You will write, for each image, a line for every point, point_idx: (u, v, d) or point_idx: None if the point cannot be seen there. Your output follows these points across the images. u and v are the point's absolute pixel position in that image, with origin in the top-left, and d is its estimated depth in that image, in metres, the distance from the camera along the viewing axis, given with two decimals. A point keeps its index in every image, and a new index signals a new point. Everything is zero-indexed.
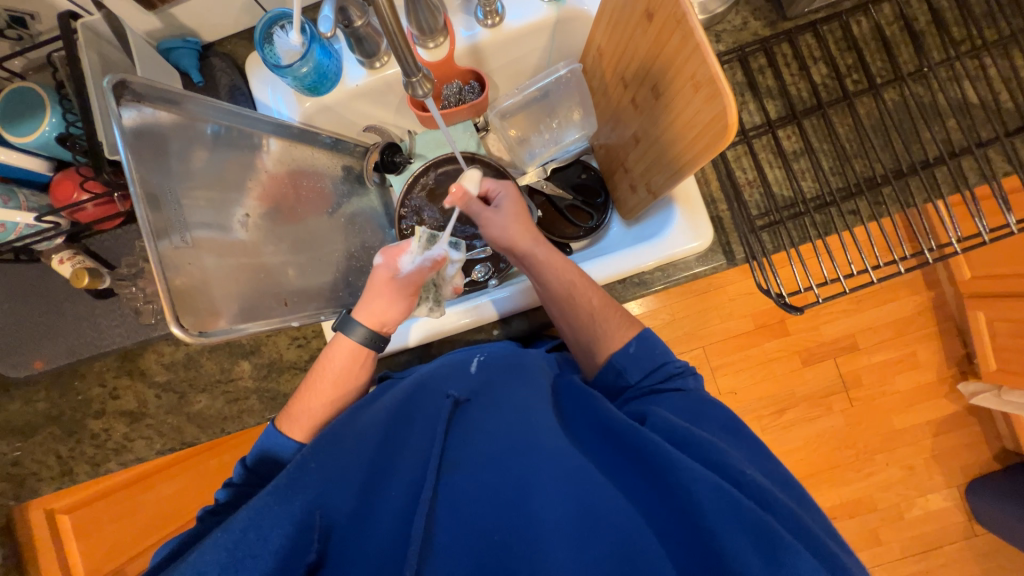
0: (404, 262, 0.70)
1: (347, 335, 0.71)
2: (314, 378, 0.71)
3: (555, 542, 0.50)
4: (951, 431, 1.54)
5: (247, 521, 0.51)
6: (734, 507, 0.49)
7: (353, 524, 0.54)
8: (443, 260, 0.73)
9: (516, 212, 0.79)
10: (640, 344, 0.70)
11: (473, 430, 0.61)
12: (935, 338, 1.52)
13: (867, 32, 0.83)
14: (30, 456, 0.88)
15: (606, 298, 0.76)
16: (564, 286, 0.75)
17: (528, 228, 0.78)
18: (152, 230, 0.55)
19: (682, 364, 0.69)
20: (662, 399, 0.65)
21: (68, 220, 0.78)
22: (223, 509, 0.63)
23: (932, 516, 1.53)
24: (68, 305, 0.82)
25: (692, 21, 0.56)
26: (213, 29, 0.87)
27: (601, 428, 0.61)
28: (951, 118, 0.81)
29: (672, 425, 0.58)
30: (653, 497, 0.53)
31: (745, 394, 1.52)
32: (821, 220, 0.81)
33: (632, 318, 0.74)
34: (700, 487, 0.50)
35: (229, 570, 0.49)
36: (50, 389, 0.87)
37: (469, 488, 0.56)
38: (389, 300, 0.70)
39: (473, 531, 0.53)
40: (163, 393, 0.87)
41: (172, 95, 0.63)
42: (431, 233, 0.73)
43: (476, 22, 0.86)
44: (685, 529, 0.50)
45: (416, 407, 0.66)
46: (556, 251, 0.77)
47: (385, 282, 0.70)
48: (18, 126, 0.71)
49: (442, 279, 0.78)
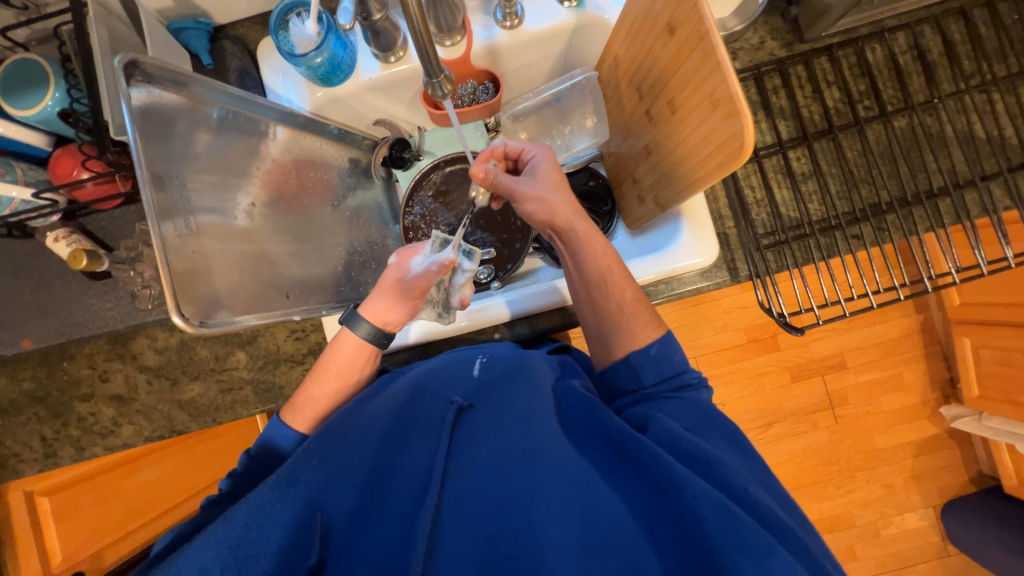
0: (414, 264, 0.68)
1: (351, 331, 0.69)
2: (317, 369, 0.70)
3: (559, 553, 0.50)
4: (932, 452, 1.57)
5: (248, 515, 0.51)
6: (734, 524, 0.49)
7: (355, 523, 0.55)
8: (452, 264, 0.69)
9: (556, 181, 0.74)
10: (662, 345, 0.69)
11: (476, 434, 0.62)
12: (922, 361, 1.55)
13: (881, 60, 0.84)
14: (12, 437, 0.85)
15: (638, 294, 0.74)
16: (600, 271, 0.72)
17: (570, 201, 0.73)
18: (155, 211, 0.54)
19: (699, 376, 0.70)
20: (666, 406, 0.66)
21: (66, 197, 0.76)
22: (223, 500, 0.63)
23: (908, 535, 1.56)
24: (61, 283, 0.81)
25: (715, 39, 0.56)
26: (226, 12, 0.85)
27: (603, 437, 0.61)
28: (957, 149, 0.82)
29: (677, 438, 0.58)
30: (657, 509, 0.54)
31: (735, 406, 1.54)
32: (825, 242, 0.82)
33: (659, 319, 0.72)
34: (702, 503, 0.50)
35: (228, 571, 0.48)
36: (37, 368, 0.85)
37: (472, 493, 0.57)
38: (393, 303, 0.68)
39: (477, 536, 0.54)
40: (154, 378, 0.85)
41: (181, 76, 0.61)
42: (444, 238, 0.74)
43: (495, 23, 0.85)
44: (685, 544, 0.51)
45: (417, 410, 0.66)
46: (597, 232, 0.74)
47: (391, 283, 0.68)
48: (20, 98, 0.69)
49: (450, 288, 0.74)
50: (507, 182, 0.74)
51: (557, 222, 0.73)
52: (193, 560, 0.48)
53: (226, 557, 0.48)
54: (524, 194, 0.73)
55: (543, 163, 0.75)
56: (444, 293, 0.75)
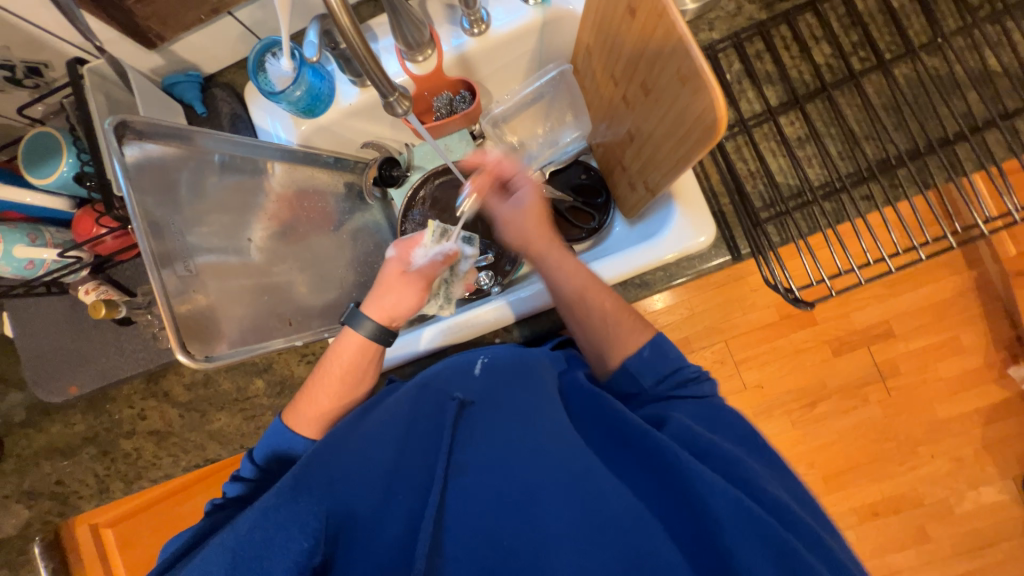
0: (416, 256, 0.75)
1: (354, 330, 0.71)
2: (319, 370, 0.72)
3: (563, 543, 0.51)
4: (1005, 419, 1.43)
5: (258, 517, 0.52)
6: (750, 519, 0.50)
7: (361, 522, 0.54)
8: (453, 256, 0.77)
9: (537, 213, 0.80)
10: (654, 347, 0.70)
11: (478, 432, 0.60)
12: (980, 321, 1.42)
13: (873, 6, 0.79)
14: (70, 476, 0.93)
15: (618, 302, 0.75)
16: (574, 290, 0.74)
17: (546, 233, 0.80)
18: (155, 258, 0.58)
19: (699, 369, 0.69)
20: (676, 405, 0.66)
21: (91, 252, 0.82)
22: (231, 504, 0.66)
23: (986, 511, 1.43)
24: (98, 331, 0.88)
25: (673, 15, 0.55)
26: (213, 61, 0.90)
27: (610, 429, 0.63)
28: (972, 91, 0.76)
29: (693, 434, 0.59)
30: (663, 499, 0.55)
31: (773, 387, 1.46)
32: (831, 208, 0.77)
33: (647, 321, 0.74)
34: (716, 498, 0.52)
35: (236, 570, 0.49)
36: (86, 412, 0.92)
37: (477, 491, 0.55)
38: (400, 294, 0.72)
39: (480, 533, 0.54)
40: (185, 412, 0.91)
41: (177, 131, 0.66)
42: (444, 227, 0.79)
43: (463, 32, 0.85)
44: (699, 538, 0.52)
45: (422, 409, 0.64)
46: (567, 255, 0.78)
47: (396, 275, 0.73)
48: (40, 168, 0.76)
49: (456, 276, 0.82)
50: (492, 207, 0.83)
51: (531, 248, 0.80)
52: (205, 566, 0.49)
53: (237, 556, 0.50)
54: (504, 220, 0.82)
55: (528, 194, 0.81)
56: (447, 284, 0.81)
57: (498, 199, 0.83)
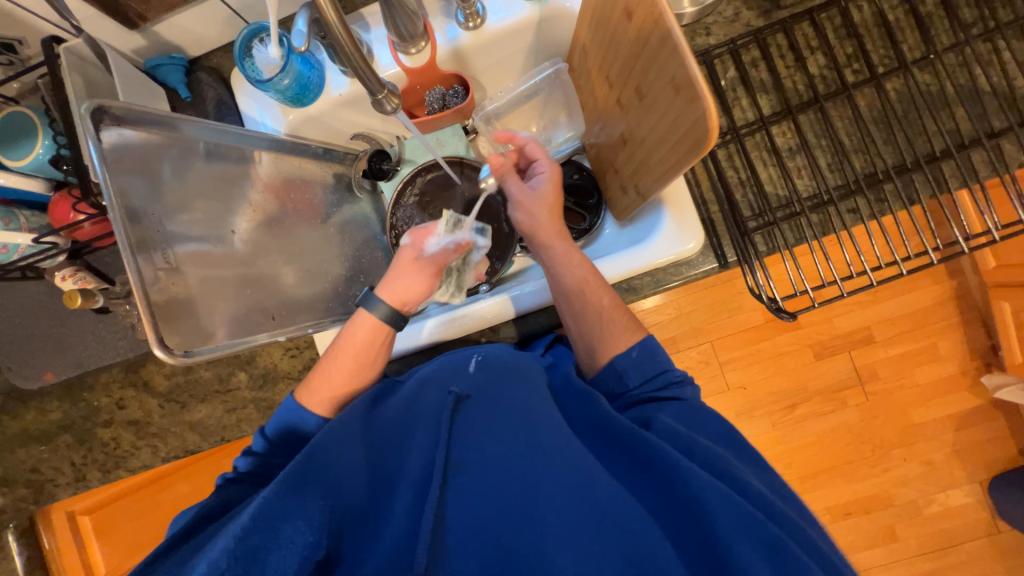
0: (429, 245, 0.73)
1: (369, 312, 0.71)
2: (333, 352, 0.72)
3: (562, 544, 0.51)
4: (975, 425, 1.47)
5: (253, 517, 0.51)
6: (746, 519, 0.50)
7: (362, 518, 0.56)
8: (467, 245, 0.75)
9: (549, 203, 0.77)
10: (643, 349, 0.70)
11: (476, 429, 0.61)
12: (958, 330, 1.45)
13: (869, 18, 0.79)
14: (45, 464, 0.91)
15: (615, 299, 0.74)
16: (576, 282, 0.73)
17: (559, 224, 0.77)
18: (131, 246, 0.55)
19: (682, 374, 0.71)
20: (665, 406, 0.67)
21: (68, 237, 0.80)
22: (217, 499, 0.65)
23: (953, 513, 1.48)
24: (75, 318, 0.86)
25: (669, 20, 0.54)
26: (198, 44, 0.87)
27: (602, 431, 0.63)
28: (960, 107, 0.76)
29: (680, 434, 0.59)
30: (657, 497, 0.56)
31: (756, 388, 1.49)
32: (818, 219, 0.78)
33: (637, 323, 0.73)
34: (709, 496, 0.51)
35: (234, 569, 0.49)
36: (61, 400, 0.90)
37: (473, 488, 0.57)
38: (411, 279, 0.72)
39: (478, 530, 0.55)
40: (166, 402, 0.90)
41: (160, 117, 0.63)
42: (457, 215, 0.76)
43: (458, 25, 0.84)
44: (695, 538, 0.52)
45: (419, 408, 0.65)
46: (574, 248, 0.76)
47: (408, 261, 0.73)
48: (14, 149, 0.73)
49: (468, 266, 0.80)
50: (507, 181, 0.80)
51: (536, 237, 0.77)
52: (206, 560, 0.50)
53: (235, 551, 0.50)
54: (517, 203, 0.79)
55: (546, 180, 0.78)
56: (460, 272, 0.80)
57: (516, 182, 0.80)
